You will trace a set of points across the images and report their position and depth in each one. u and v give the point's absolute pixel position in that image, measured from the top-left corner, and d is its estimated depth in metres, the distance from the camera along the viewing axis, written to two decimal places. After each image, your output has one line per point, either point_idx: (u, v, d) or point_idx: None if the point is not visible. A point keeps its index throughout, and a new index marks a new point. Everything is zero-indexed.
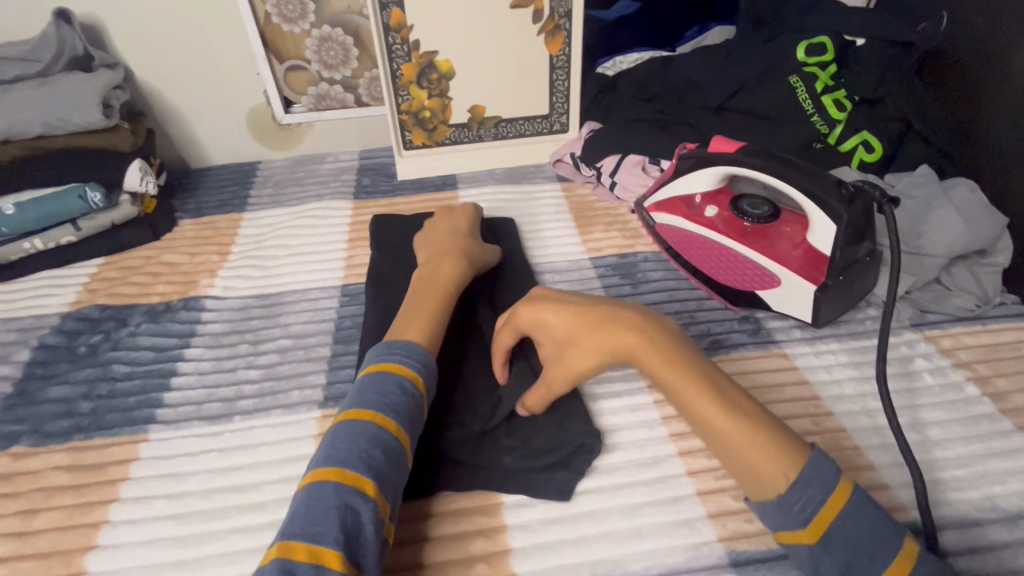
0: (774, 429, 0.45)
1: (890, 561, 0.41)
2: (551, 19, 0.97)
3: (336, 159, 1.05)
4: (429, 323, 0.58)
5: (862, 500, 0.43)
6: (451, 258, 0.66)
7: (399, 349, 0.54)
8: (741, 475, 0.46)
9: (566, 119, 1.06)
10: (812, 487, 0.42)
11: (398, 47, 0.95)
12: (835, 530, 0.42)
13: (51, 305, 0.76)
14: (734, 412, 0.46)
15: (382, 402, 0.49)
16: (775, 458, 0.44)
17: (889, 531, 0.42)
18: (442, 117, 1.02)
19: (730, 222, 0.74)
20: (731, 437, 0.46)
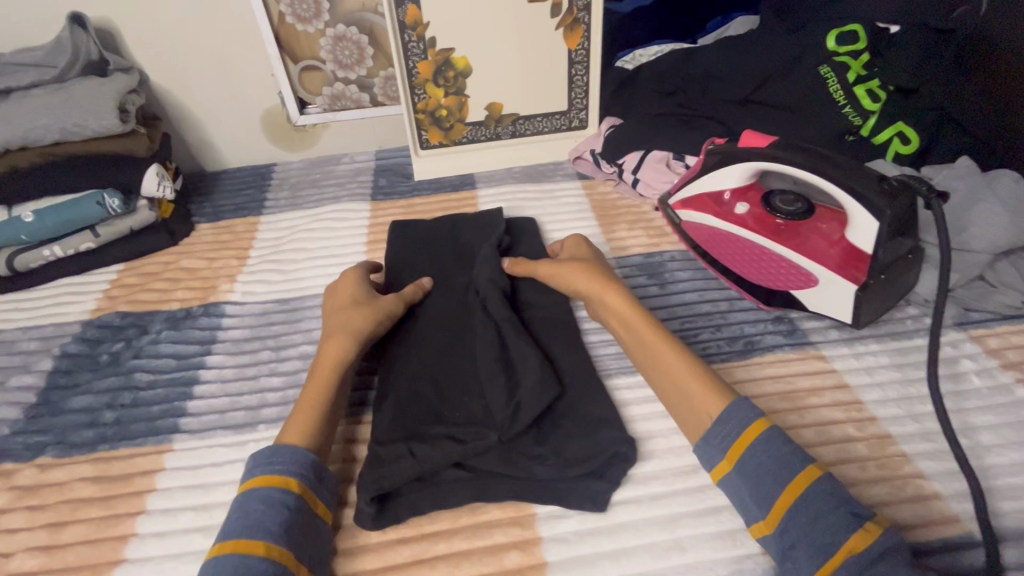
0: (706, 377, 0.53)
1: (788, 485, 0.45)
2: (569, 12, 0.94)
3: (352, 160, 1.04)
4: (305, 420, 0.52)
5: (777, 434, 0.48)
6: (335, 333, 0.58)
7: (267, 457, 0.49)
8: (682, 416, 0.53)
9: (585, 115, 1.03)
10: (731, 423, 0.49)
11: (414, 45, 0.94)
12: (746, 457, 0.47)
13: (72, 312, 0.76)
14: (673, 359, 0.55)
15: (244, 526, 0.44)
16: (712, 398, 0.51)
17: (794, 457, 0.46)
18: (458, 116, 1.00)
19: (761, 220, 0.72)
20: (677, 380, 0.54)
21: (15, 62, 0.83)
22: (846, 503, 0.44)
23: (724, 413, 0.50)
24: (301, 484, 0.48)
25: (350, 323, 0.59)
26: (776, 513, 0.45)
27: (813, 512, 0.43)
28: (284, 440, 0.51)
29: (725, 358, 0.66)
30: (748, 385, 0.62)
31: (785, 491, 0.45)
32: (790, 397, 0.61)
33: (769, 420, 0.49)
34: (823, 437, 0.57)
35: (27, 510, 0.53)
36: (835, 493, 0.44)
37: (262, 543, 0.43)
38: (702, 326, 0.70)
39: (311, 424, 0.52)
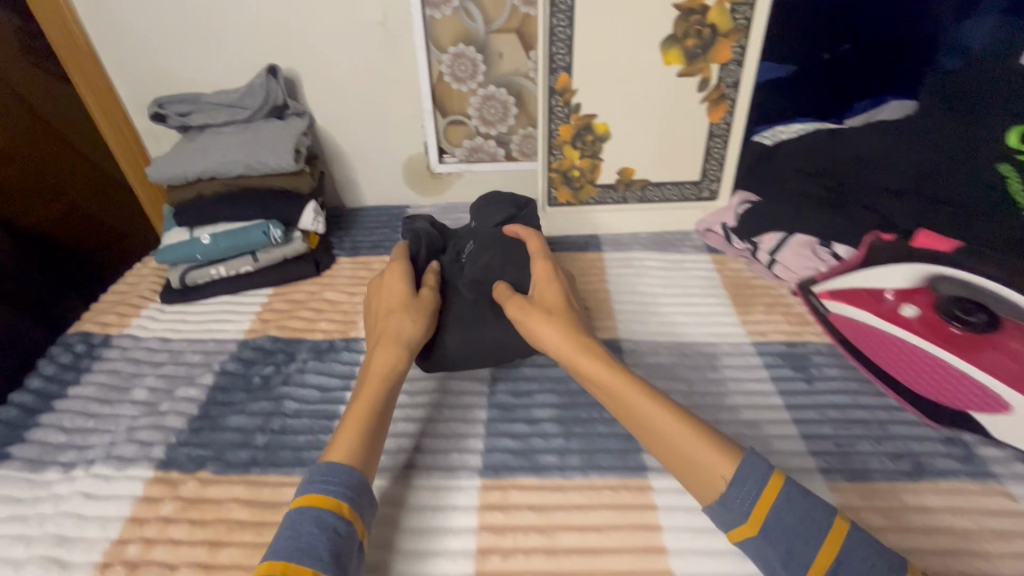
0: (712, 434, 0.50)
1: (825, 541, 0.43)
2: (717, 88, 0.94)
3: None
4: (351, 439, 0.53)
5: (794, 488, 0.46)
6: (385, 345, 0.62)
7: (321, 475, 0.50)
8: (686, 473, 0.50)
9: (717, 186, 1.03)
10: (750, 480, 0.46)
11: (559, 109, 0.96)
12: (771, 524, 0.45)
13: (230, 330, 0.82)
14: (655, 411, 0.52)
15: (295, 550, 0.44)
16: (721, 457, 0.48)
17: (764, 466, 0.47)
18: (590, 177, 1.03)
19: (935, 325, 0.67)
20: (672, 436, 0.51)
21: (213, 102, 0.95)
22: (812, 499, 0.46)
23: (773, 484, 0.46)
24: (354, 511, 0.49)
25: (394, 328, 0.64)
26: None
27: (787, 520, 0.45)
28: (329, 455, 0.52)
29: (889, 477, 0.60)
30: (922, 514, 0.56)
31: (759, 504, 0.46)
32: (974, 537, 0.54)
33: (781, 471, 0.47)
34: None
35: (190, 523, 0.57)
36: (802, 496, 0.46)
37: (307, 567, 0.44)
38: (860, 435, 0.64)
39: (357, 443, 0.53)
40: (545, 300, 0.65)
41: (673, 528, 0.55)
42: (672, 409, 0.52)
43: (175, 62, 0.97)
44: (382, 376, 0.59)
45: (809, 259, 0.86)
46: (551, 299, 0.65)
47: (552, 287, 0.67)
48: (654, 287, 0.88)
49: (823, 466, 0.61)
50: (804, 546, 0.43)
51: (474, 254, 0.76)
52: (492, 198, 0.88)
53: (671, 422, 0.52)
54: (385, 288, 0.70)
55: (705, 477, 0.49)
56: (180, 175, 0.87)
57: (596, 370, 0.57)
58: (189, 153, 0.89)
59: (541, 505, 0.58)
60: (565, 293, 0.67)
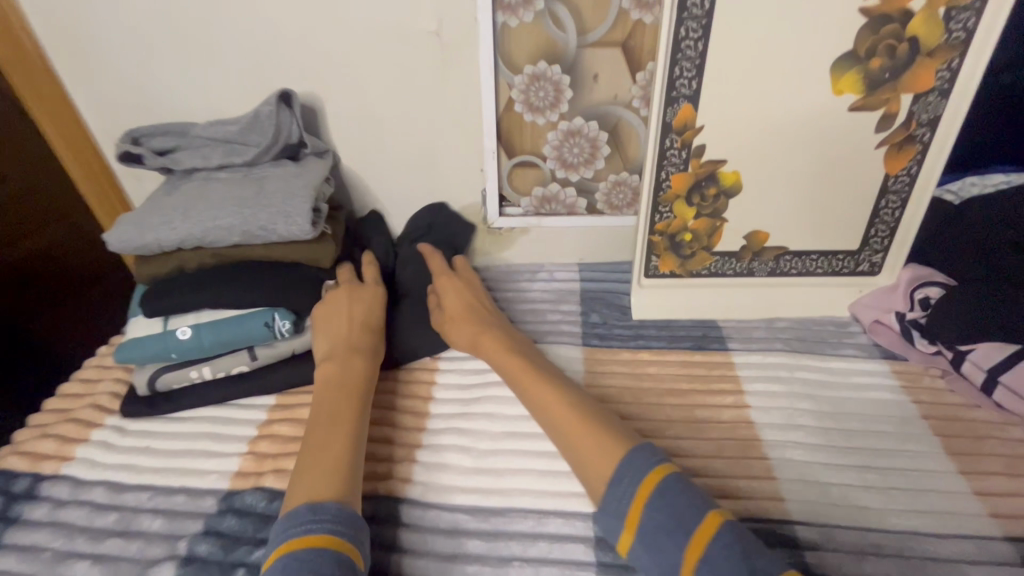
0: (609, 432, 0.51)
1: (693, 534, 0.42)
2: (904, 127, 0.66)
3: (551, 277, 0.83)
4: (317, 474, 0.49)
5: (676, 480, 0.46)
6: (339, 355, 0.60)
7: (311, 515, 0.45)
8: (582, 474, 0.51)
9: (882, 259, 0.75)
10: (632, 474, 0.47)
11: (673, 153, 0.70)
12: (643, 525, 0.45)
13: (212, 472, 0.58)
14: (558, 407, 0.55)
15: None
16: (609, 455, 0.49)
17: (646, 458, 0.48)
18: (705, 242, 0.76)
19: None
20: (569, 432, 0.53)
21: (208, 136, 0.70)
22: (693, 492, 0.45)
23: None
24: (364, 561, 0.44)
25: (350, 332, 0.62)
26: None
27: (661, 517, 0.44)
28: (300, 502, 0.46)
29: None
30: None
31: (638, 501, 0.46)
32: None
33: (671, 466, 0.47)
34: None
35: None
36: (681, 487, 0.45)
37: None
38: None
39: (322, 480, 0.48)
40: (455, 302, 0.70)
41: None
42: (575, 408, 0.54)
43: (158, 81, 0.72)
44: (337, 388, 0.57)
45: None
46: (462, 298, 0.70)
47: (470, 294, 0.71)
48: (818, 416, 0.61)
49: None
50: (676, 546, 0.43)
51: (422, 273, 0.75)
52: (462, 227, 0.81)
53: (579, 425, 0.53)
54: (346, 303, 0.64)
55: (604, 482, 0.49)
56: (156, 241, 0.63)
57: (504, 366, 0.62)
58: (171, 208, 0.64)
59: None
60: (474, 296, 0.71)
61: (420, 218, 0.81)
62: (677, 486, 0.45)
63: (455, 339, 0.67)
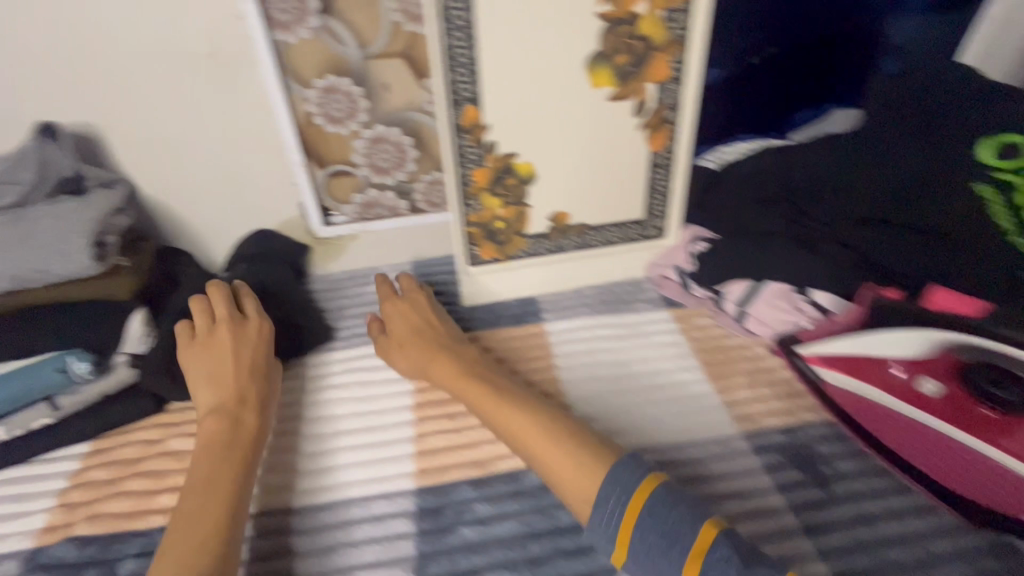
0: (591, 443, 0.52)
1: (691, 548, 0.44)
2: (656, 112, 0.78)
3: (385, 277, 0.86)
4: (187, 544, 0.47)
5: (662, 494, 0.47)
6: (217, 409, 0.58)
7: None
8: (560, 490, 0.52)
9: (664, 223, 0.88)
10: (618, 487, 0.48)
11: (469, 151, 0.76)
12: (636, 542, 0.46)
13: (17, 534, 0.56)
14: (514, 418, 0.56)
15: None
16: (586, 472, 0.50)
17: (630, 475, 0.48)
18: (516, 228, 0.84)
19: (963, 408, 0.55)
20: (534, 442, 0.54)
21: None
22: (680, 503, 0.46)
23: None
24: None
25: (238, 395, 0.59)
26: None
27: (650, 537, 0.45)
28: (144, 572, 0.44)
29: None
30: None
31: (628, 516, 0.47)
32: None
33: (656, 476, 0.48)
34: None
35: None
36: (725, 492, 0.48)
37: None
38: None
39: (193, 546, 0.46)
40: (401, 330, 0.69)
41: None
42: (530, 419, 0.55)
43: None
44: (221, 445, 0.55)
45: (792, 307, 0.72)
46: (404, 325, 0.69)
47: (426, 322, 0.70)
48: (610, 367, 0.71)
49: None
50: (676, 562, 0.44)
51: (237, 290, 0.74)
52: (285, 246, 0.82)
53: (535, 428, 0.55)
54: (199, 353, 0.62)
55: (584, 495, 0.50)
56: None
57: (460, 389, 0.61)
58: None
59: None
60: (425, 316, 0.70)
61: (253, 240, 0.80)
62: (689, 497, 0.47)
63: (406, 367, 0.67)
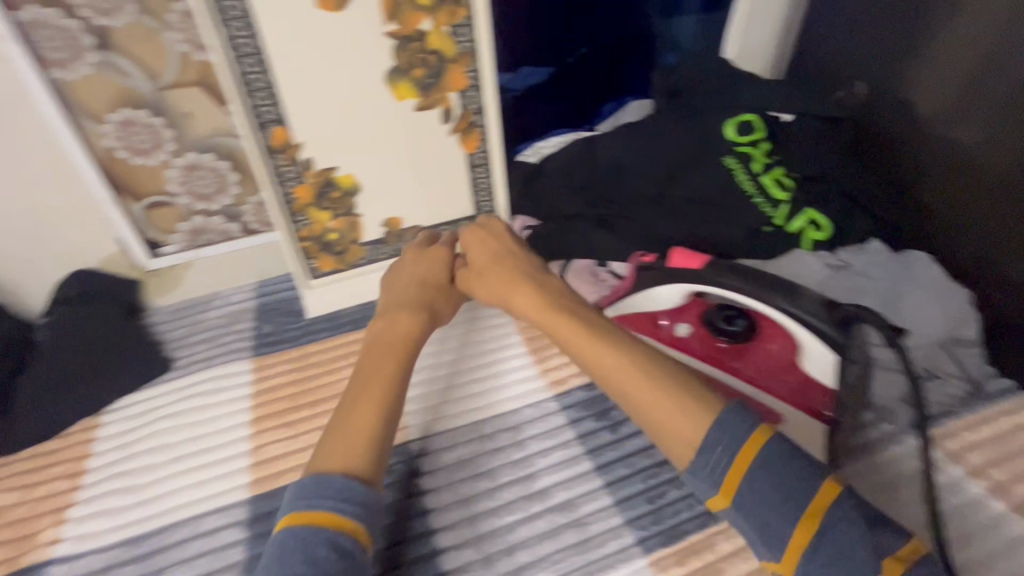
0: (683, 394, 0.52)
1: (820, 491, 0.46)
2: (463, 117, 0.86)
3: (227, 301, 0.86)
4: (336, 457, 0.52)
5: (778, 441, 0.48)
6: (394, 313, 0.68)
7: (317, 489, 0.49)
8: (662, 439, 0.52)
9: (494, 216, 0.96)
10: (726, 433, 0.48)
11: (286, 170, 0.79)
12: (744, 490, 0.47)
13: None
14: (653, 371, 0.54)
15: (299, 543, 0.46)
16: (698, 423, 0.50)
17: (744, 423, 0.49)
18: (351, 237, 0.88)
19: (708, 341, 0.65)
20: (652, 398, 0.52)
21: None
22: (792, 457, 0.48)
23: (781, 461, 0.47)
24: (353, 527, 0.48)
25: (396, 314, 0.68)
26: (801, 543, 0.45)
27: (765, 485, 0.46)
28: (314, 469, 0.51)
29: (702, 525, 0.56)
30: (733, 563, 0.53)
31: (737, 461, 0.47)
32: None
33: (768, 428, 0.49)
34: None
35: None
36: (783, 447, 0.48)
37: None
38: (669, 481, 0.60)
39: (348, 454, 0.52)
40: (478, 261, 0.73)
41: None
42: (629, 364, 0.55)
43: None
44: (400, 342, 0.64)
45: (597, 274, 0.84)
46: (480, 257, 0.73)
47: (494, 258, 0.72)
48: None
49: (639, 536, 0.56)
50: (786, 518, 0.45)
51: (57, 339, 0.74)
52: (111, 284, 0.81)
53: (665, 397, 0.52)
54: (418, 263, 0.75)
55: (682, 441, 0.50)
56: None
57: (567, 339, 0.60)
58: None
59: None
60: (509, 246, 0.73)
61: (68, 286, 0.80)
62: (774, 455, 0.47)
63: (484, 294, 0.72)
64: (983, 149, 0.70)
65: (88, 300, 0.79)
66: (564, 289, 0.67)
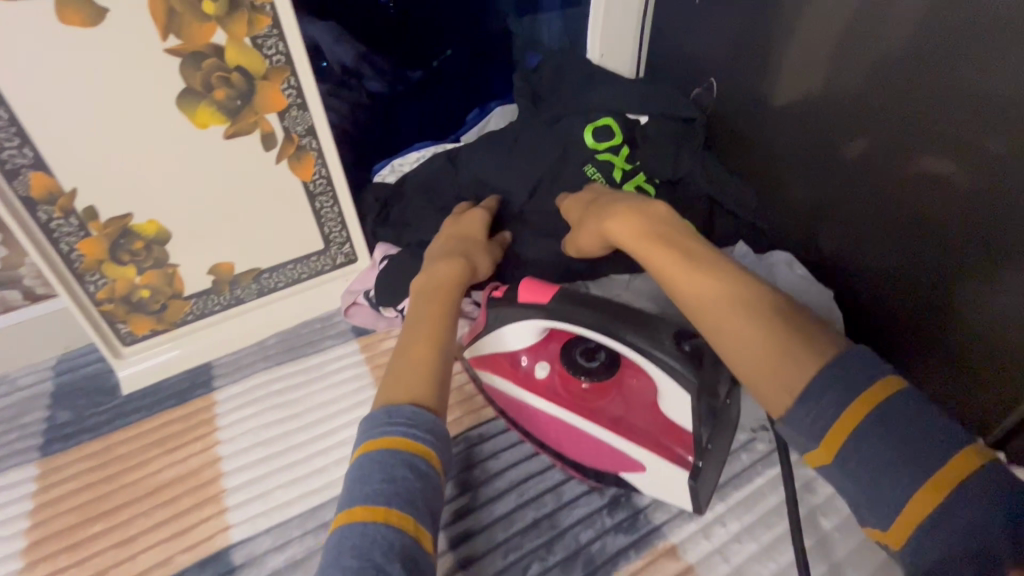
0: (804, 331, 0.45)
1: (947, 466, 0.37)
2: (289, 140, 0.74)
3: (13, 385, 0.71)
4: (424, 381, 0.51)
5: (909, 396, 0.40)
6: (443, 261, 0.63)
7: (388, 417, 0.47)
8: (756, 382, 0.46)
9: (352, 248, 0.84)
10: (849, 379, 0.41)
11: (60, 224, 0.65)
12: (848, 447, 0.40)
13: None
14: (737, 307, 0.48)
15: (377, 466, 0.44)
16: (807, 364, 0.43)
17: (867, 371, 0.41)
18: (170, 291, 0.74)
19: (568, 382, 0.58)
20: (759, 339, 0.46)
21: None
22: (927, 415, 0.39)
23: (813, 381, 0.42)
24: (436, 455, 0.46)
25: (434, 264, 0.63)
26: (914, 514, 0.38)
27: (868, 448, 0.39)
28: (383, 400, 0.49)
29: None
30: None
31: (843, 418, 0.40)
32: None
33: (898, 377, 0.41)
34: None
35: None
36: (916, 407, 0.40)
37: (397, 513, 0.42)
38: (531, 551, 0.53)
39: (418, 386, 0.51)
40: (577, 214, 0.67)
41: None
42: (740, 301, 0.48)
43: None
44: (424, 293, 0.60)
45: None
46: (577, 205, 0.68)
47: (589, 204, 0.66)
48: (281, 423, 0.66)
49: None
50: (902, 486, 0.38)
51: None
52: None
53: (766, 337, 0.46)
54: (461, 220, 0.71)
55: (782, 385, 0.44)
56: None
57: (665, 274, 0.53)
58: None
59: None
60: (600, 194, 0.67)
61: None
62: (900, 413, 0.39)
63: (584, 244, 0.65)
64: (833, 143, 0.68)
65: None
66: (674, 216, 0.58)
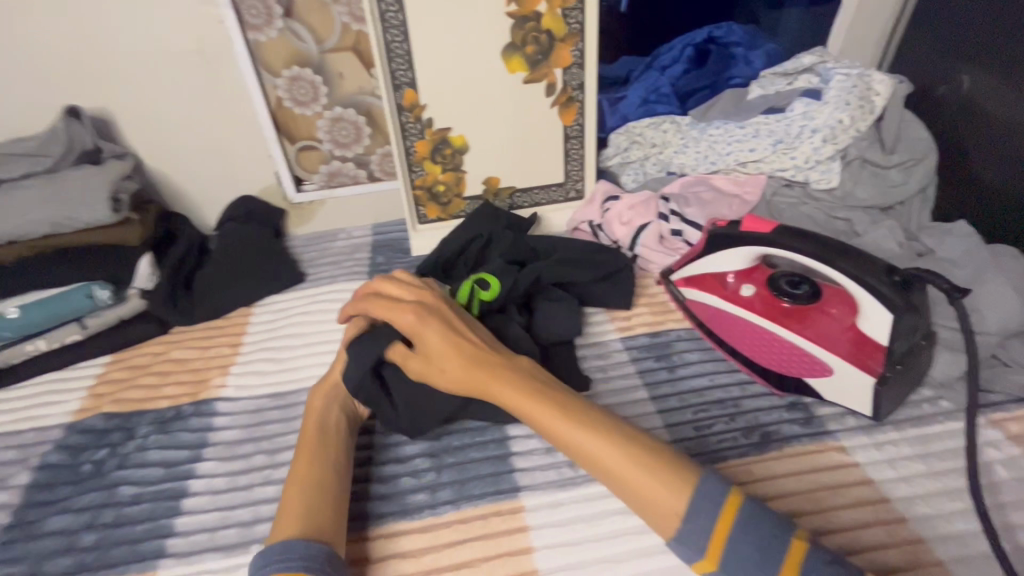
0: (674, 469, 0.50)
1: (784, 557, 0.44)
2: (564, 91, 0.95)
3: (349, 235, 1.03)
4: (294, 516, 0.51)
5: (751, 506, 0.47)
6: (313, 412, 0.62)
7: (277, 553, 0.47)
8: (648, 513, 0.50)
9: (581, 186, 1.05)
10: (706, 500, 0.47)
11: (411, 125, 0.94)
12: (728, 552, 0.46)
13: (56, 413, 0.74)
14: (594, 438, 0.52)
15: None
16: (673, 492, 0.48)
17: (717, 488, 0.48)
18: (456, 191, 1.01)
19: (771, 302, 0.70)
20: (640, 479, 0.49)
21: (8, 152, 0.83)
22: (770, 517, 0.47)
23: (693, 499, 0.47)
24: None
25: (313, 403, 0.63)
26: None
27: (744, 546, 0.45)
28: (286, 532, 0.49)
29: (743, 453, 0.63)
30: (770, 485, 0.60)
31: (716, 531, 0.47)
32: (815, 498, 0.59)
33: (739, 490, 0.48)
34: (853, 547, 0.55)
35: None
36: (759, 509, 0.47)
37: None
38: (716, 417, 0.67)
39: (312, 514, 0.51)
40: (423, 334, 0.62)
41: (544, 548, 0.56)
42: (620, 450, 0.51)
43: None
44: (305, 441, 0.59)
45: (707, 193, 0.90)
46: (430, 328, 0.62)
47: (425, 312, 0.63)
48: None
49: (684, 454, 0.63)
50: (765, 566, 0.44)
51: (223, 245, 0.93)
52: (264, 211, 1.00)
53: (651, 481, 0.49)
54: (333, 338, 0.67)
55: (668, 509, 0.48)
56: None
57: (544, 422, 0.55)
58: None
59: (411, 551, 0.57)
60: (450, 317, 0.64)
61: (238, 207, 0.99)
62: (751, 522, 0.46)
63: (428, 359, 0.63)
64: None
65: (247, 221, 0.97)
66: (537, 368, 0.61)
